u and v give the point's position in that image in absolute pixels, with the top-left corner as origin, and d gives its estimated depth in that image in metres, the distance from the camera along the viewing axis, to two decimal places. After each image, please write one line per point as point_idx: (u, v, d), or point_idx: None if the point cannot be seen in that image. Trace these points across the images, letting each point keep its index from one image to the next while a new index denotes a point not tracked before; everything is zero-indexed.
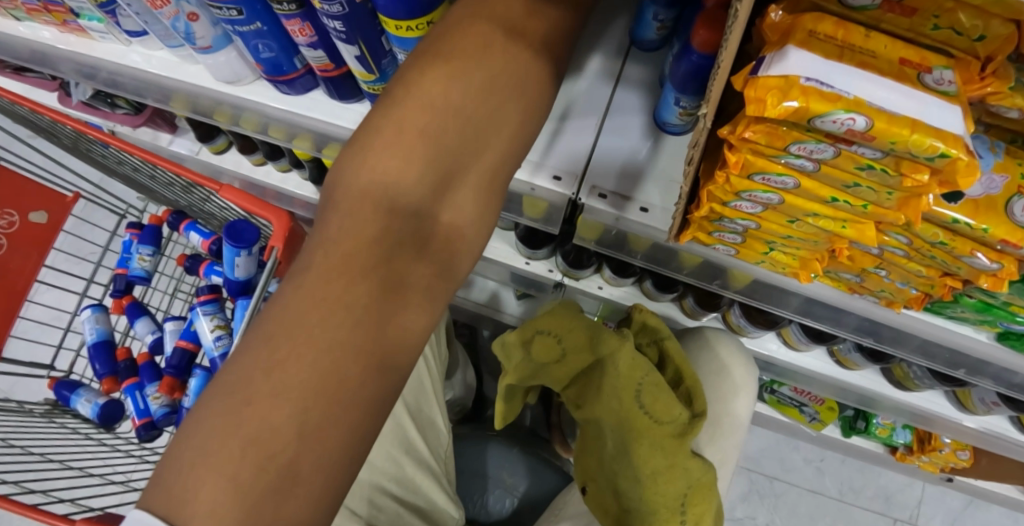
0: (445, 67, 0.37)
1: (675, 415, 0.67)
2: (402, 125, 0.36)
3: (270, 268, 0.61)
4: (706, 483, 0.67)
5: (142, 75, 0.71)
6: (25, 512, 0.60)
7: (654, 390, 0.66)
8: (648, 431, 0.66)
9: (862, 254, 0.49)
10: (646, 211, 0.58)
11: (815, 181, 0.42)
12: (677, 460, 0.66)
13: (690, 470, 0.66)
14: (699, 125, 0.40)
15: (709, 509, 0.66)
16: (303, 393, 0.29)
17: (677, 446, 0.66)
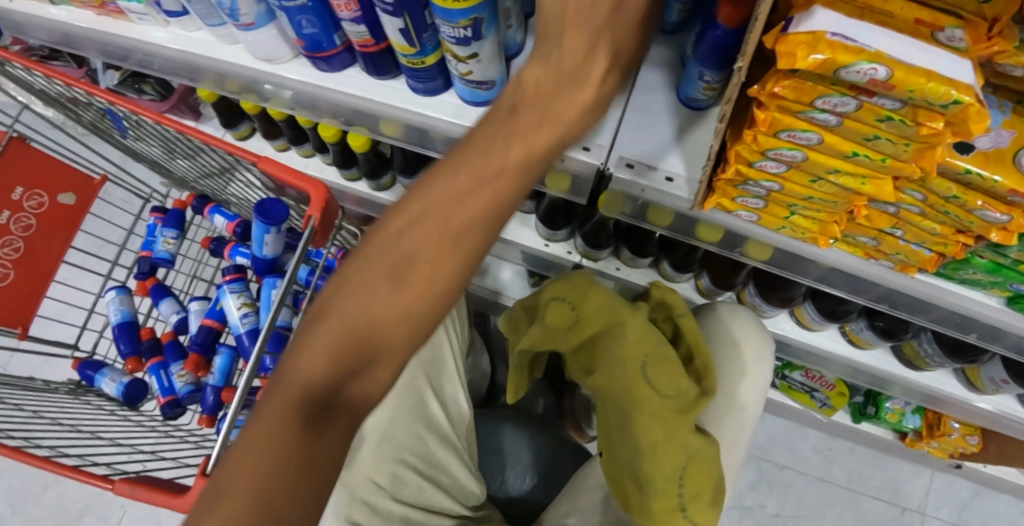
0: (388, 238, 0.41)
1: (676, 386, 0.68)
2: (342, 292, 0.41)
3: (305, 237, 0.61)
4: (707, 455, 0.66)
5: (177, 55, 0.73)
6: (68, 473, 0.61)
7: (656, 360, 0.69)
8: (653, 402, 0.67)
9: (879, 214, 0.52)
10: (671, 180, 0.59)
11: (837, 136, 0.45)
12: (674, 435, 0.66)
13: (688, 444, 0.65)
14: (732, 80, 0.42)
15: (708, 486, 0.65)
16: (251, 494, 0.39)
17: (675, 421, 0.66)
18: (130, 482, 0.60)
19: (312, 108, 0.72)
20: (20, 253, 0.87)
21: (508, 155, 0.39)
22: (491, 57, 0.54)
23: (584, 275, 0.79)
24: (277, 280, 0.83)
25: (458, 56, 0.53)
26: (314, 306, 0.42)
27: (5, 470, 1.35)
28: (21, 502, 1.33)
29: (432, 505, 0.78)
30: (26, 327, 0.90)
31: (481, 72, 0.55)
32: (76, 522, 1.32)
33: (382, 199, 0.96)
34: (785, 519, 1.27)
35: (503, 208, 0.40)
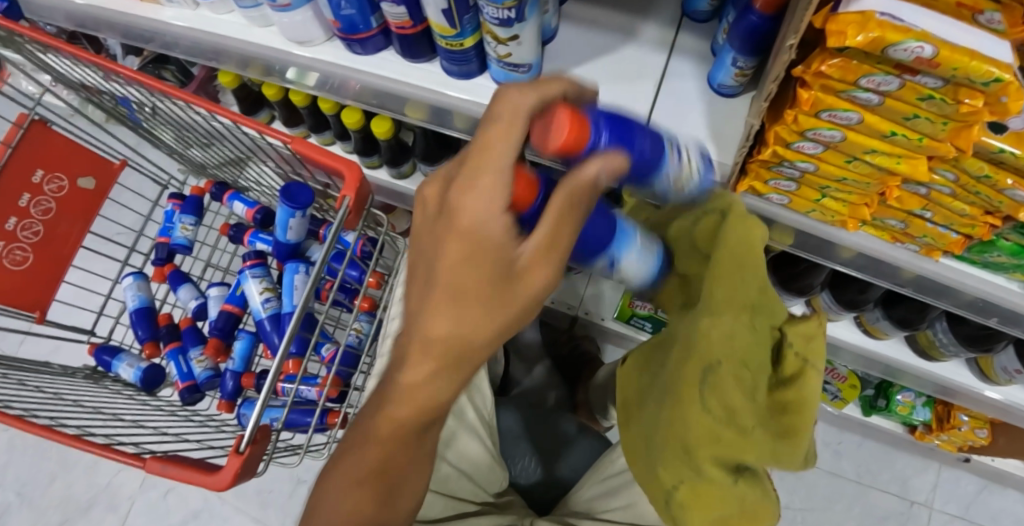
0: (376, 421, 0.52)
1: (745, 422, 0.53)
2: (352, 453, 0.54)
3: (341, 217, 0.63)
4: (711, 490, 0.56)
5: (205, 38, 0.73)
6: (105, 452, 0.61)
7: (731, 390, 0.53)
8: (711, 431, 0.53)
9: (910, 195, 0.52)
10: (703, 164, 0.60)
11: (877, 115, 0.44)
12: (693, 455, 0.55)
13: (712, 475, 0.55)
14: (783, 57, 0.42)
15: (707, 514, 0.57)
16: None
17: (702, 440, 0.54)
18: (162, 460, 0.59)
19: (337, 89, 0.73)
20: (40, 237, 0.87)
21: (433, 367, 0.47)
22: (531, 40, 0.54)
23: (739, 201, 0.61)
24: (300, 265, 0.84)
25: (498, 38, 0.53)
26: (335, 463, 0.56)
27: (13, 459, 1.34)
28: (30, 491, 1.32)
29: (455, 491, 0.80)
30: (43, 311, 0.90)
31: (520, 54, 0.56)
32: (84, 512, 1.31)
33: (402, 188, 0.97)
34: (794, 512, 1.29)
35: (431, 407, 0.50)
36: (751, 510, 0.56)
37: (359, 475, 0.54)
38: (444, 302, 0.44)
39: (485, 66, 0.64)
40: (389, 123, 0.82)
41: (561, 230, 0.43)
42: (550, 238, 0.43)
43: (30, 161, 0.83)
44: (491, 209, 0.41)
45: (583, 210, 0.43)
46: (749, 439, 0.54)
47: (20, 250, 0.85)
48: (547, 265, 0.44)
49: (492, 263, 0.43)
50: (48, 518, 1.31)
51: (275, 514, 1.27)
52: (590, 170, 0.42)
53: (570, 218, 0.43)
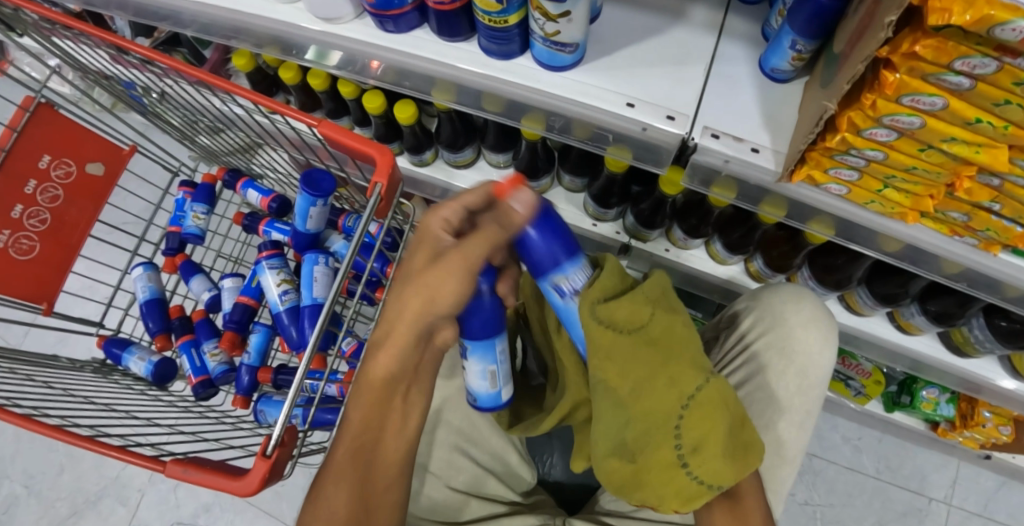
0: (363, 392, 0.61)
1: (650, 320, 0.59)
2: (353, 420, 0.60)
3: (373, 204, 0.61)
4: (712, 401, 0.57)
5: (223, 15, 0.69)
6: (120, 455, 0.57)
7: (637, 305, 0.58)
8: (649, 341, 0.58)
9: (981, 187, 0.49)
10: (757, 152, 0.58)
11: (965, 101, 0.41)
12: (659, 371, 0.57)
13: (680, 379, 0.57)
14: (879, 35, 0.39)
15: (715, 434, 0.57)
16: (339, 504, 0.58)
17: (652, 356, 0.57)
18: (183, 463, 0.56)
19: (360, 71, 0.70)
20: (47, 224, 0.82)
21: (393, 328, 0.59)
22: (582, 17, 0.53)
23: (715, 186, 0.65)
24: (319, 255, 0.80)
25: (549, 14, 0.52)
26: (348, 441, 0.60)
27: (20, 451, 1.31)
28: (37, 483, 1.30)
29: (483, 490, 0.79)
30: (51, 303, 0.86)
31: (569, 33, 0.54)
32: (93, 505, 1.28)
33: (423, 175, 0.94)
34: (813, 508, 1.27)
35: (397, 377, 0.61)
36: (734, 407, 0.59)
37: (352, 444, 0.60)
38: (404, 274, 0.60)
39: (526, 47, 0.61)
40: (413, 108, 0.76)
41: (477, 242, 0.55)
42: (463, 248, 0.55)
43: (35, 146, 0.79)
44: (445, 225, 0.57)
45: (494, 230, 0.56)
46: (671, 325, 0.59)
47: (26, 239, 0.81)
48: (460, 256, 0.55)
49: (427, 253, 0.58)
50: (57, 510, 1.28)
51: (288, 508, 1.25)
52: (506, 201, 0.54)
53: (485, 232, 0.56)
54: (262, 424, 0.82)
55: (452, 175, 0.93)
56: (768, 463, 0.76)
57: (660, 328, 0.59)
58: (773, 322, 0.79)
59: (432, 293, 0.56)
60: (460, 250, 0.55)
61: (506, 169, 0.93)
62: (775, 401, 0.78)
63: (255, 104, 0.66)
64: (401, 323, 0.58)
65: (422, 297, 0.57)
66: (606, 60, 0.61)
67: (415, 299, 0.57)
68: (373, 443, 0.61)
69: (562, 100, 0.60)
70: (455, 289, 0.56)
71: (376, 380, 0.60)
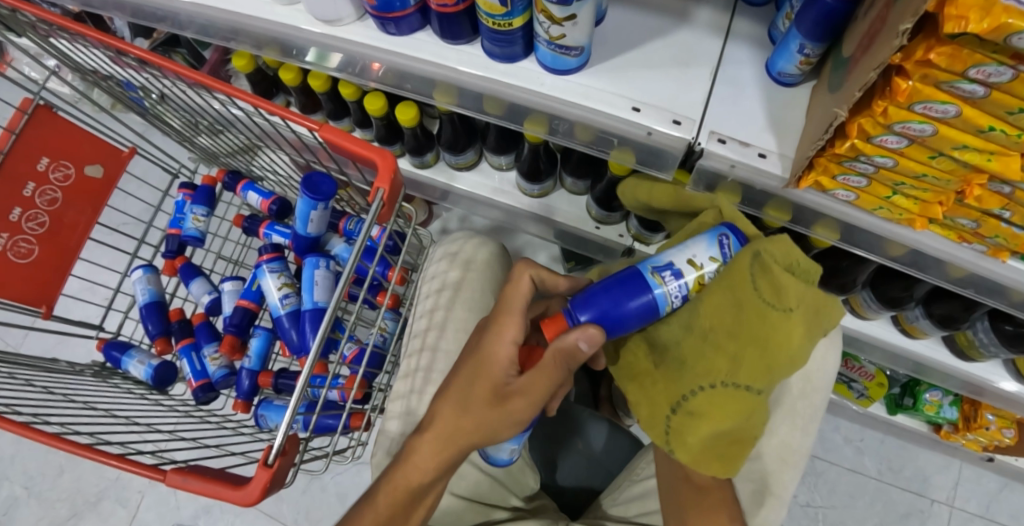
0: (399, 475, 0.62)
1: (786, 311, 0.53)
2: (384, 490, 0.62)
3: (375, 209, 0.60)
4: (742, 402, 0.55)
5: (223, 17, 0.69)
6: (119, 464, 0.56)
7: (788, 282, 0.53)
8: (766, 321, 0.53)
9: (991, 195, 0.48)
10: (764, 157, 0.58)
11: (978, 109, 0.40)
12: (742, 344, 0.54)
13: (746, 371, 0.54)
14: (892, 43, 0.38)
15: (718, 426, 0.56)
16: None
17: (754, 328, 0.53)
18: (182, 472, 0.55)
19: (360, 73, 0.69)
20: (45, 227, 0.82)
21: (438, 432, 0.60)
22: (587, 20, 0.52)
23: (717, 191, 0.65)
24: (320, 259, 0.79)
25: (554, 17, 0.51)
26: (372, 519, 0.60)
27: (20, 452, 1.31)
28: (37, 485, 1.29)
29: (484, 495, 0.79)
30: (50, 306, 0.85)
31: (574, 36, 0.54)
32: (93, 506, 1.28)
33: (424, 177, 0.93)
34: (815, 509, 1.27)
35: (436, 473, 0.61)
36: (754, 423, 0.57)
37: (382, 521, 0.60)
38: (454, 396, 0.60)
39: (529, 50, 0.61)
40: (414, 110, 0.76)
41: (542, 378, 0.56)
42: (527, 389, 0.56)
43: (34, 149, 0.78)
44: (511, 349, 0.58)
45: (561, 370, 0.55)
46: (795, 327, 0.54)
47: (25, 243, 0.80)
48: (527, 401, 0.57)
49: (487, 383, 0.58)
50: (57, 511, 1.28)
51: (289, 510, 1.24)
52: (571, 338, 0.53)
53: (550, 373, 0.55)
54: (262, 428, 0.81)
55: (453, 177, 0.93)
56: (772, 467, 0.76)
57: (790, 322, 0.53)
58: None
59: (492, 429, 0.59)
60: (525, 395, 0.57)
61: (508, 170, 0.92)
62: (778, 403, 0.77)
63: (254, 107, 0.65)
64: (453, 437, 0.60)
65: (482, 429, 0.59)
66: (610, 63, 0.61)
67: (469, 427, 0.59)
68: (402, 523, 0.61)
69: (567, 104, 0.60)
70: (512, 429, 0.59)
71: (405, 487, 0.61)
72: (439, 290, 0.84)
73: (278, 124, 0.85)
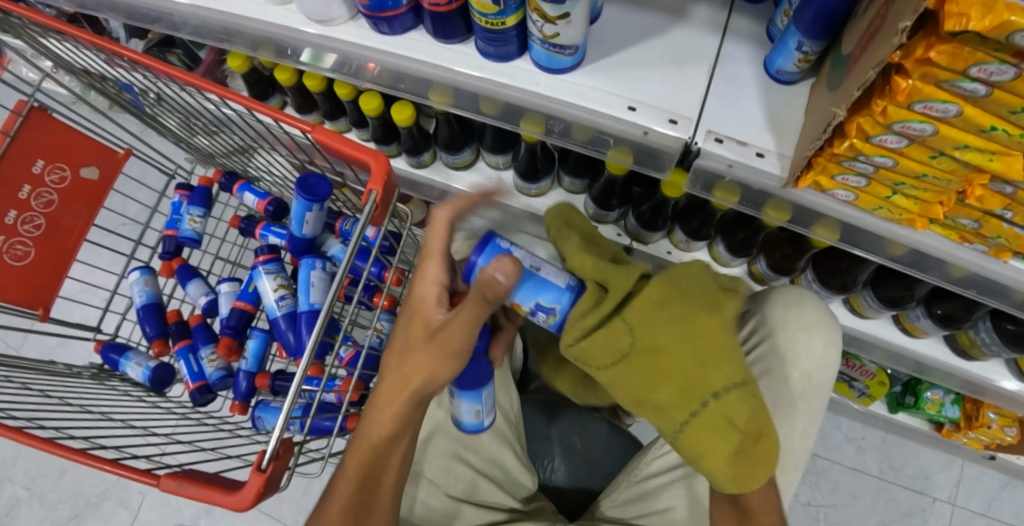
0: (362, 444, 0.60)
1: (632, 340, 0.61)
2: (353, 452, 0.61)
3: (367, 212, 0.60)
4: (699, 420, 0.59)
5: (216, 18, 0.68)
6: (111, 468, 0.56)
7: (617, 330, 0.60)
8: (634, 361, 0.61)
9: (993, 195, 0.47)
10: (762, 156, 0.57)
11: (979, 108, 0.40)
12: (648, 392, 0.60)
13: (672, 412, 0.60)
14: (892, 41, 0.37)
15: (715, 452, 0.59)
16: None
17: (632, 377, 0.61)
18: (176, 477, 0.55)
19: (355, 73, 0.68)
20: (41, 230, 0.81)
21: (386, 380, 0.59)
22: (581, 19, 0.51)
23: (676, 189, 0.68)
24: (316, 260, 0.79)
25: (547, 16, 0.51)
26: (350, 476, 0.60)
27: (21, 454, 1.31)
28: (38, 486, 1.29)
29: (480, 495, 0.79)
30: (47, 308, 0.85)
31: (568, 35, 0.53)
32: (94, 507, 1.28)
33: (422, 177, 0.93)
34: (816, 508, 1.27)
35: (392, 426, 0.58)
36: (744, 415, 0.60)
37: (354, 484, 0.60)
38: (397, 348, 0.59)
39: (524, 49, 0.60)
40: (410, 110, 0.75)
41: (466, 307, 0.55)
42: (455, 319, 0.55)
43: (29, 152, 0.78)
44: (436, 287, 0.59)
45: (481, 301, 0.54)
46: (659, 340, 0.60)
47: (21, 246, 0.80)
48: (457, 332, 0.55)
49: (421, 324, 0.58)
50: (58, 513, 1.28)
51: (289, 511, 1.24)
52: (489, 270, 0.53)
53: (471, 303, 0.54)
54: (259, 430, 0.81)
55: (450, 176, 0.92)
56: None
57: (648, 348, 0.60)
58: (775, 326, 0.78)
59: (431, 372, 0.56)
60: (453, 329, 0.55)
61: (506, 170, 0.91)
62: (779, 404, 0.76)
63: (248, 108, 0.65)
64: (398, 384, 0.58)
65: (422, 373, 0.56)
66: (606, 62, 0.60)
67: (413, 371, 0.57)
68: (374, 485, 0.61)
69: (562, 103, 0.59)
70: (453, 367, 0.56)
71: (371, 447, 0.60)
72: None
73: (273, 124, 0.84)
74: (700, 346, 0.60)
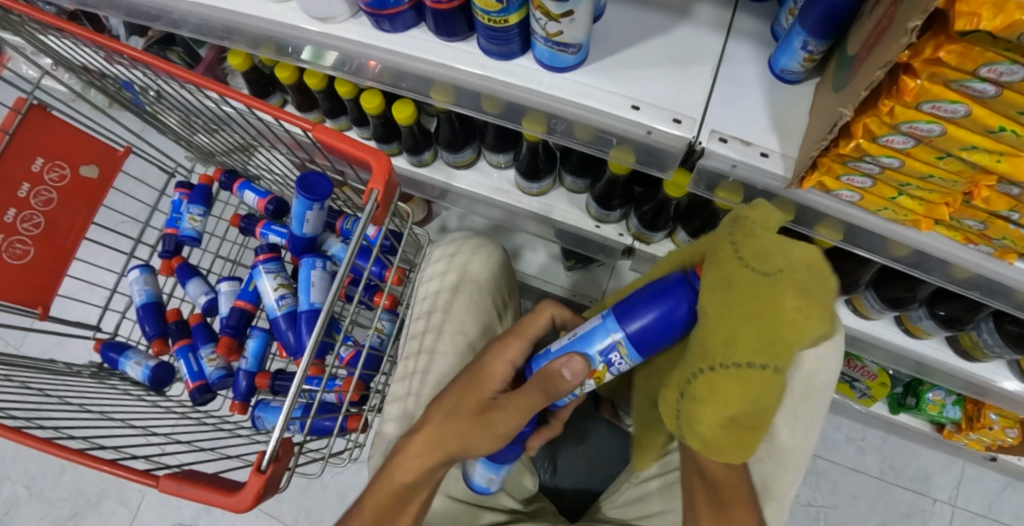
0: (384, 485, 0.63)
1: (776, 273, 0.48)
2: (375, 490, 0.63)
3: (368, 211, 0.59)
4: (747, 384, 0.48)
5: (217, 16, 0.68)
6: (110, 469, 0.55)
7: (772, 246, 0.49)
8: (753, 289, 0.48)
9: (999, 196, 0.47)
10: (766, 156, 0.56)
11: (988, 109, 0.39)
12: (736, 315, 0.48)
13: (738, 349, 0.48)
14: (901, 41, 0.37)
15: (727, 407, 0.49)
16: None
17: (740, 292, 0.48)
18: (176, 478, 0.54)
19: (356, 71, 0.68)
20: (41, 228, 0.81)
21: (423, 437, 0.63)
22: (585, 17, 0.51)
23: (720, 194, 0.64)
24: (316, 260, 0.78)
25: (551, 14, 0.50)
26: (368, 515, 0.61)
27: (20, 452, 1.30)
28: (38, 484, 1.29)
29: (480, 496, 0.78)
30: (46, 307, 0.84)
31: (571, 33, 0.53)
32: (94, 506, 1.27)
33: (423, 176, 0.93)
34: (816, 509, 1.26)
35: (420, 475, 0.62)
36: (768, 404, 0.49)
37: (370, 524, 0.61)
38: (443, 408, 0.64)
39: (526, 47, 0.59)
40: (411, 109, 0.75)
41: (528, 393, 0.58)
42: (511, 400, 0.59)
43: (28, 149, 0.77)
44: (505, 367, 0.63)
45: (540, 394, 0.57)
46: (785, 290, 0.47)
47: (21, 244, 0.79)
48: (508, 413, 0.59)
49: (477, 396, 0.62)
50: (58, 511, 1.27)
51: (289, 510, 1.24)
52: (557, 364, 0.54)
53: (532, 391, 0.57)
54: (258, 430, 0.81)
55: (452, 175, 0.91)
56: (772, 470, 0.75)
57: (777, 287, 0.47)
58: None
59: (469, 442, 0.61)
60: (504, 410, 0.59)
61: (507, 169, 0.91)
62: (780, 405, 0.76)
63: (249, 107, 0.64)
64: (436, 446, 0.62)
65: (458, 441, 0.61)
66: (609, 61, 0.60)
67: (450, 435, 0.62)
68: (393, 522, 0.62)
69: (565, 102, 0.58)
70: (489, 445, 0.60)
71: (394, 488, 0.62)
72: (437, 292, 0.83)
73: (273, 123, 0.84)
74: (803, 316, 0.46)
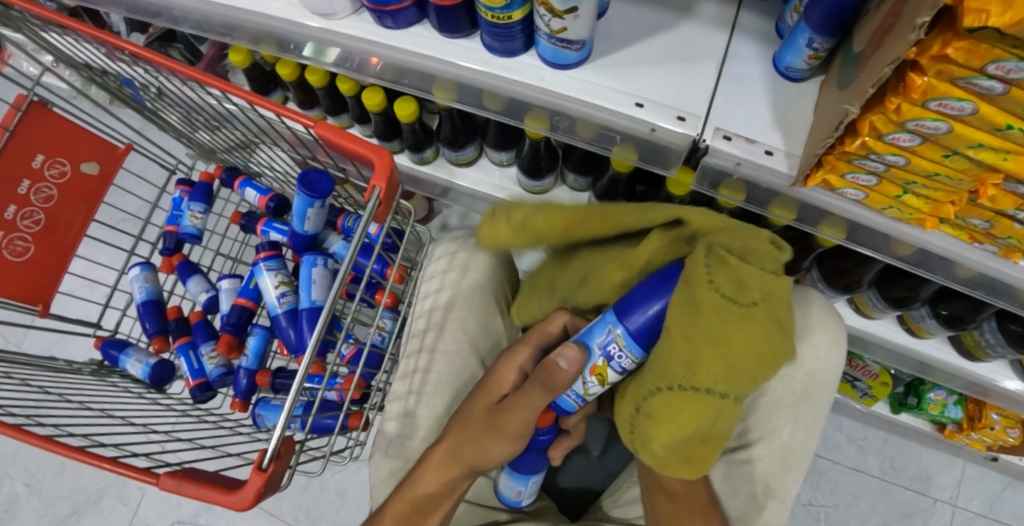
0: (403, 495, 0.66)
1: (752, 305, 0.50)
2: (395, 499, 0.66)
3: (371, 208, 0.59)
4: (707, 404, 0.51)
5: (218, 11, 0.67)
6: (112, 467, 0.55)
7: (753, 279, 0.50)
8: (723, 316, 0.49)
9: (1006, 195, 0.47)
10: (771, 154, 0.56)
11: (996, 107, 0.39)
12: (699, 339, 0.49)
13: (702, 374, 0.50)
14: (908, 38, 0.37)
15: (682, 427, 0.52)
16: None
17: (710, 319, 0.48)
18: (177, 477, 0.54)
19: (358, 68, 0.68)
20: (41, 225, 0.80)
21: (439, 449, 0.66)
22: (589, 13, 0.51)
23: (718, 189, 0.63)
24: (318, 257, 0.78)
25: (555, 10, 0.50)
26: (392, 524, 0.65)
27: (21, 449, 1.30)
28: (38, 482, 1.29)
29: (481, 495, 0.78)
30: (47, 304, 0.84)
31: (575, 30, 0.52)
32: (94, 503, 1.27)
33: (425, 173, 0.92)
34: (817, 508, 1.26)
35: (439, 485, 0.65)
36: (718, 421, 0.54)
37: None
38: (459, 417, 0.66)
39: (529, 44, 0.59)
40: (413, 105, 0.74)
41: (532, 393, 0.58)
42: (518, 399, 0.59)
43: (28, 146, 0.77)
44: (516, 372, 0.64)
45: (541, 390, 0.57)
46: (760, 325, 0.50)
47: (21, 241, 0.79)
48: (518, 415, 0.59)
49: (488, 400, 0.64)
50: (58, 509, 1.27)
51: (289, 509, 1.24)
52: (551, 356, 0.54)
53: (533, 390, 0.57)
54: (259, 428, 0.81)
55: (453, 173, 0.91)
56: (774, 469, 0.75)
57: (753, 321, 0.50)
58: None
59: (483, 448, 0.62)
60: (512, 410, 0.60)
61: (509, 167, 0.91)
62: (784, 405, 0.76)
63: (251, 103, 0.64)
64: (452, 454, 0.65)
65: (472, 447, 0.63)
66: (612, 58, 0.59)
67: (464, 443, 0.64)
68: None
69: (568, 99, 0.58)
70: (505, 446, 0.62)
71: (414, 499, 0.65)
72: (438, 290, 0.83)
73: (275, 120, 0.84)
74: (771, 347, 0.51)
